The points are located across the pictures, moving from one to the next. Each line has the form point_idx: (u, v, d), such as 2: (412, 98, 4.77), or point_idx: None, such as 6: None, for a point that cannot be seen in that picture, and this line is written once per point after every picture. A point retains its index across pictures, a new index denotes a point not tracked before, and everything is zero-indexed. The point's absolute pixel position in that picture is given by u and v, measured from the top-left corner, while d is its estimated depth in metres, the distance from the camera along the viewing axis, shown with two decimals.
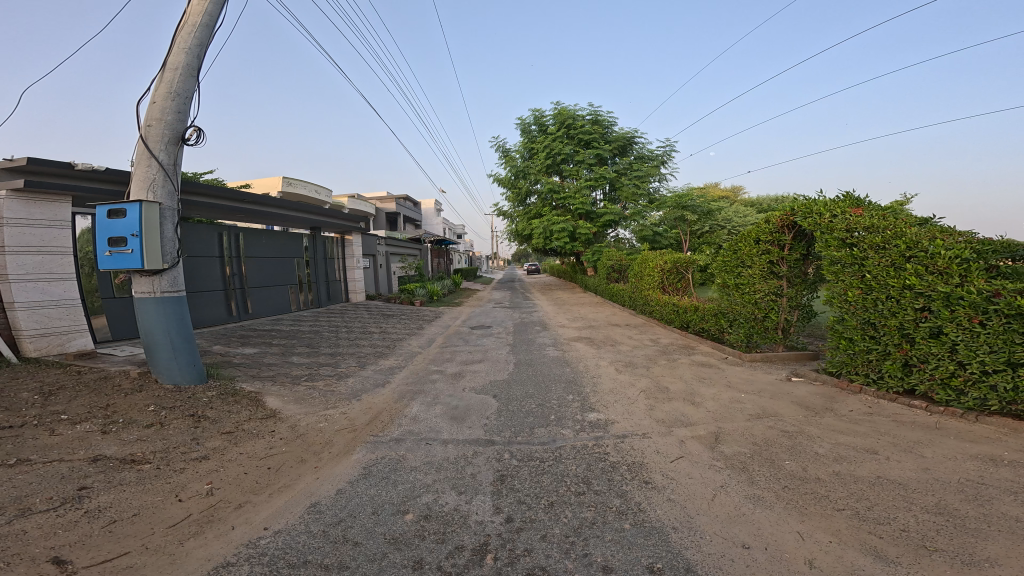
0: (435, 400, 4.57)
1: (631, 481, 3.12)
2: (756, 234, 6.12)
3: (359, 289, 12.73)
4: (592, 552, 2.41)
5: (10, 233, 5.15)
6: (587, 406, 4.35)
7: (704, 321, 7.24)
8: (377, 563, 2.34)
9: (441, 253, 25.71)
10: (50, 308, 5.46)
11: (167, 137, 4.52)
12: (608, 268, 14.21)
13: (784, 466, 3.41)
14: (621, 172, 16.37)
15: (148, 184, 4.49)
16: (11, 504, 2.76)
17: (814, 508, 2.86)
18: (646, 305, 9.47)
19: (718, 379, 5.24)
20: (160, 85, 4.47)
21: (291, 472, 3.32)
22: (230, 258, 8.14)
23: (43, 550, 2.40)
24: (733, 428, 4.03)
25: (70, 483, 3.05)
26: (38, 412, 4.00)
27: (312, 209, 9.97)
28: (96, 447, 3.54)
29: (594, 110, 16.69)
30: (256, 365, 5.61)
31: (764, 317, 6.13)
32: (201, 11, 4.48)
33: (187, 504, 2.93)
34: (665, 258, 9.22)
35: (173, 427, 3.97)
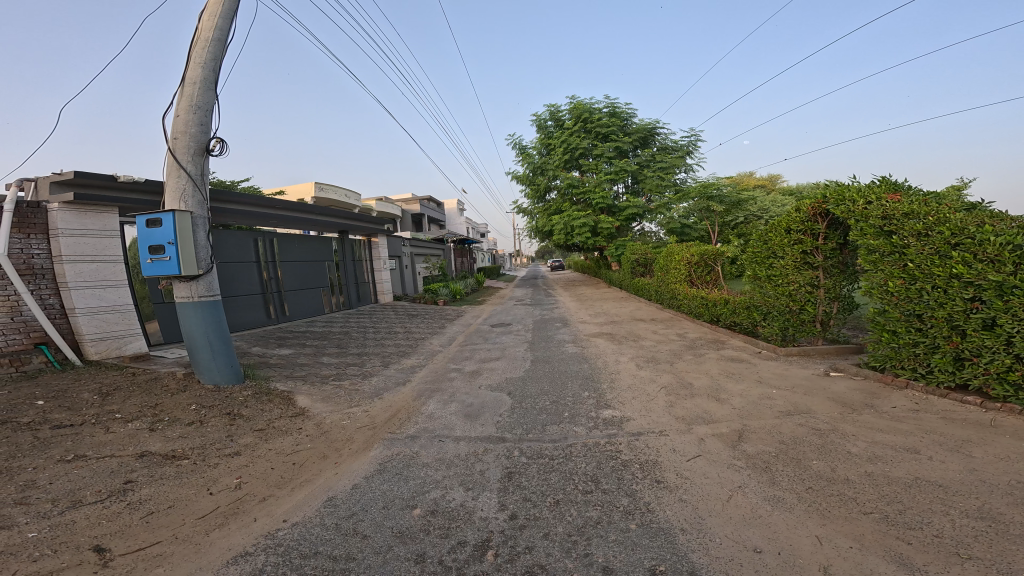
0: (451, 398, 4.62)
1: (643, 480, 3.05)
2: (787, 223, 5.91)
3: (386, 290, 12.97)
4: (593, 552, 2.38)
5: (65, 243, 5.54)
6: (602, 402, 4.29)
7: (735, 314, 6.99)
8: (382, 556, 2.38)
9: (464, 254, 26.00)
10: (107, 313, 5.86)
11: (193, 148, 4.76)
12: (632, 262, 13.94)
13: (811, 466, 3.25)
14: (643, 164, 16.07)
15: (180, 195, 4.74)
16: (64, 497, 2.98)
17: (838, 511, 2.72)
18: (674, 299, 9.24)
19: (747, 375, 5.04)
20: (181, 99, 4.71)
21: (313, 468, 3.43)
22: (267, 263, 8.49)
23: (88, 539, 2.58)
24: (760, 425, 3.88)
25: (117, 477, 3.26)
26: (96, 411, 4.30)
27: (340, 213, 10.27)
28: (143, 443, 3.78)
29: (610, 101, 16.42)
30: (290, 365, 5.83)
31: (800, 310, 5.87)
32: (213, 26, 4.70)
33: (216, 497, 3.08)
34: (692, 250, 8.99)
35: (212, 424, 4.18)
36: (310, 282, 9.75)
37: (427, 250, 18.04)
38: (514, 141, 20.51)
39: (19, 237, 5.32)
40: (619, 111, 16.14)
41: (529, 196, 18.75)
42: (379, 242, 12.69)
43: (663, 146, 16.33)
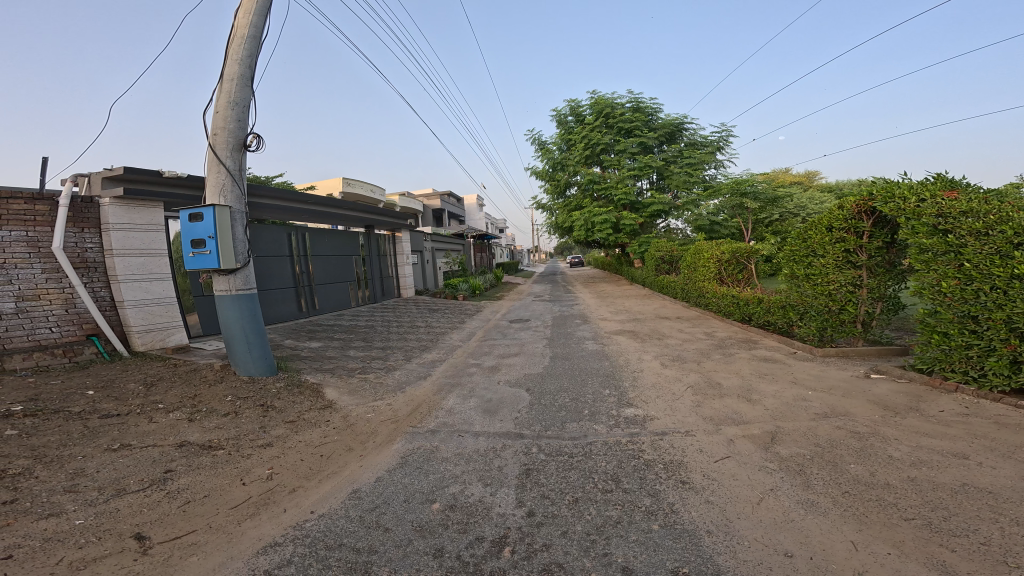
0: (470, 393, 4.61)
1: (667, 480, 2.97)
2: (828, 221, 5.68)
3: (409, 285, 13.15)
4: (613, 552, 2.31)
5: (115, 237, 5.78)
6: (624, 401, 4.20)
7: (769, 314, 6.75)
8: (402, 549, 2.34)
9: (483, 250, 26.12)
10: (153, 305, 6.09)
11: (232, 144, 4.90)
12: (657, 260, 13.67)
13: (848, 470, 3.10)
14: (670, 160, 15.79)
15: (220, 190, 4.89)
16: (109, 484, 2.99)
17: (876, 516, 2.57)
18: (702, 298, 9.01)
19: (781, 375, 4.85)
20: (220, 96, 4.86)
21: (339, 460, 3.42)
22: (300, 257, 8.70)
23: (129, 527, 2.58)
24: (794, 427, 3.73)
25: (158, 467, 3.28)
26: (140, 401, 4.40)
27: (368, 209, 10.48)
28: (182, 433, 3.83)
29: (634, 96, 16.18)
30: (319, 358, 5.93)
31: (840, 310, 5.63)
32: (248, 24, 4.83)
33: (249, 487, 3.08)
34: (724, 247, 8.66)
35: (245, 415, 4.25)
36: (338, 276, 9.96)
37: (447, 245, 18.17)
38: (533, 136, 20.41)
39: (74, 231, 5.57)
40: (643, 106, 15.90)
41: (547, 192, 18.67)
42: (402, 237, 12.91)
43: (692, 142, 16.01)
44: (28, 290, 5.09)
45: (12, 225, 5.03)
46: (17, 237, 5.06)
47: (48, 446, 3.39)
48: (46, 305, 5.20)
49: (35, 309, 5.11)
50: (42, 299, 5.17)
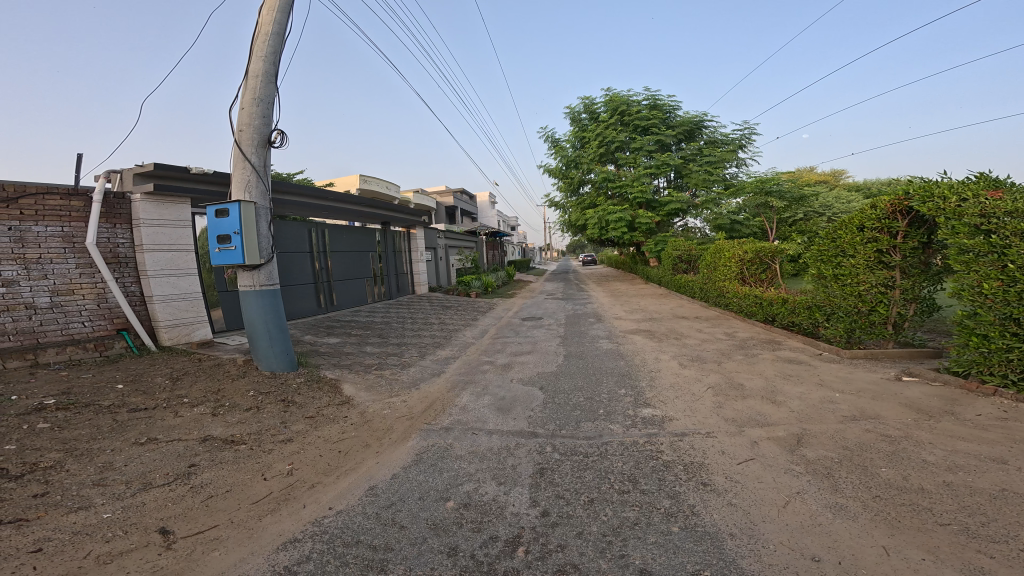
0: (484, 390, 4.58)
1: (687, 482, 2.88)
2: (860, 220, 5.48)
3: (423, 281, 13.22)
4: (630, 553, 2.25)
5: (146, 233, 5.83)
6: (641, 401, 4.11)
7: (794, 314, 6.57)
8: (417, 547, 2.29)
9: (496, 249, 26.15)
10: (179, 301, 6.14)
11: (257, 140, 4.97)
12: (674, 259, 13.45)
13: (879, 474, 2.97)
14: (689, 158, 15.59)
15: (245, 186, 4.96)
16: (136, 479, 2.94)
17: (909, 521, 2.45)
18: (723, 297, 8.84)
19: (807, 377, 4.70)
20: (245, 93, 4.94)
21: (357, 456, 3.34)
22: (319, 253, 8.80)
23: (155, 521, 2.51)
24: (821, 430, 3.60)
25: (183, 461, 3.22)
26: (166, 395, 4.39)
27: (384, 205, 10.55)
28: (206, 428, 3.77)
29: (651, 93, 15.96)
30: (337, 354, 5.96)
31: (871, 311, 5.45)
32: (272, 20, 4.90)
33: (270, 483, 2.99)
34: (747, 246, 8.44)
35: (267, 410, 4.20)
36: (355, 272, 10.04)
37: (460, 242, 18.17)
38: (546, 132, 20.18)
39: (107, 227, 5.66)
40: (660, 103, 15.71)
41: (561, 189, 18.53)
42: (417, 234, 12.96)
43: (712, 140, 15.67)
44: (62, 286, 5.21)
45: (48, 220, 5.16)
46: (53, 232, 5.18)
47: (79, 439, 3.39)
48: (79, 299, 5.32)
49: (69, 304, 5.24)
50: (75, 293, 5.29)
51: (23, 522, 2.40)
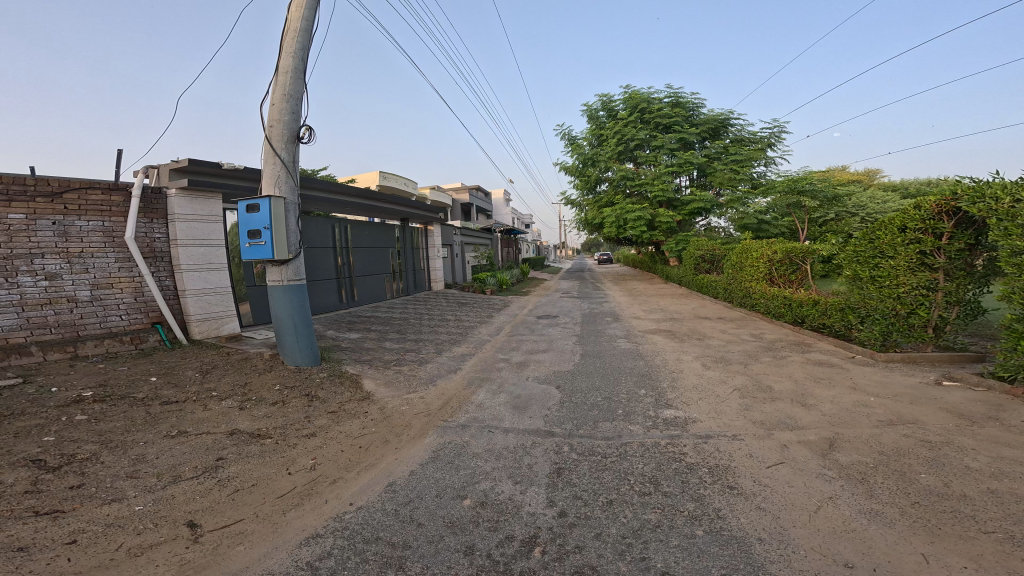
0: (500, 388, 4.54)
1: (712, 485, 2.78)
2: (902, 221, 5.20)
3: (439, 278, 13.31)
4: (651, 557, 2.17)
5: (180, 228, 5.93)
6: (662, 402, 4.00)
7: (826, 316, 6.35)
8: (434, 545, 2.24)
9: (511, 246, 26.15)
10: (211, 295, 6.22)
11: (286, 136, 5.03)
12: (695, 259, 13.17)
13: (918, 480, 2.82)
14: (712, 157, 15.37)
15: (275, 181, 5.02)
16: (166, 471, 2.95)
17: (950, 528, 2.31)
18: (750, 298, 8.62)
19: (839, 380, 4.52)
20: (276, 89, 5.01)
21: (377, 452, 3.32)
22: (342, 249, 8.90)
23: (183, 514, 2.51)
24: (855, 434, 3.44)
25: (210, 454, 3.22)
26: (196, 389, 4.42)
27: (402, 201, 10.66)
28: (233, 421, 3.77)
29: (673, 90, 15.71)
30: (358, 350, 5.98)
31: (910, 314, 5.22)
32: (300, 17, 5.00)
33: (294, 477, 2.97)
34: (776, 246, 8.16)
35: (292, 405, 4.20)
36: (375, 269, 10.12)
37: (476, 239, 18.18)
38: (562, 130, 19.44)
39: (144, 221, 5.76)
40: (683, 101, 15.48)
41: (576, 187, 18.31)
42: (434, 231, 13.03)
43: (739, 138, 15.49)
44: (102, 279, 5.31)
45: (90, 215, 5.27)
46: (94, 227, 5.28)
47: (114, 432, 3.43)
48: (118, 293, 5.43)
49: (108, 297, 5.35)
50: (114, 287, 5.40)
51: (59, 514, 2.41)
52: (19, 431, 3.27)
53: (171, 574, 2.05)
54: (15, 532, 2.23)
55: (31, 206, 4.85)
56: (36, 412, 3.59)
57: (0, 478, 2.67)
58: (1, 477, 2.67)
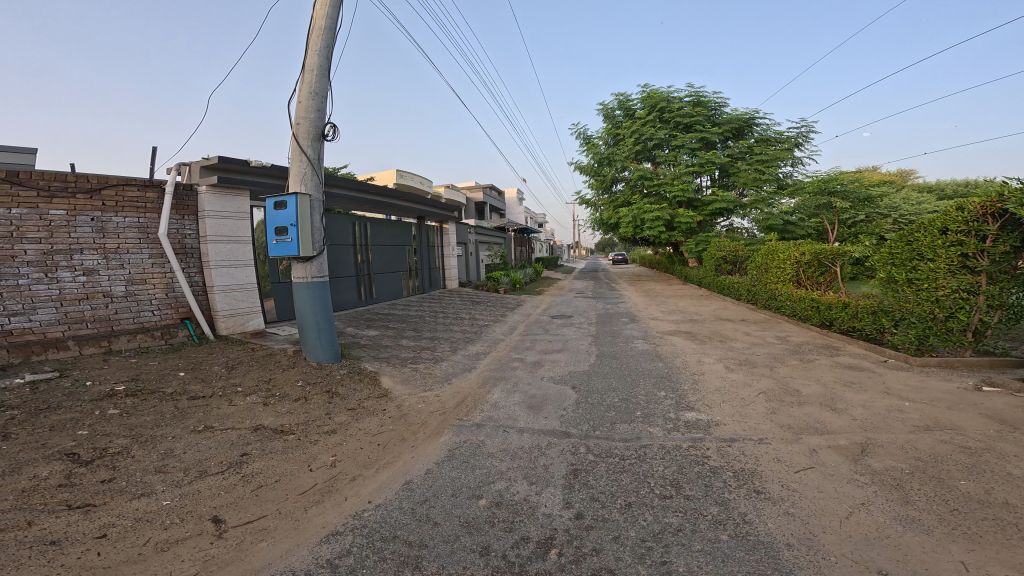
0: (515, 387, 4.50)
1: (738, 489, 2.69)
2: (943, 222, 4.98)
3: (453, 276, 13.37)
4: (672, 561, 2.10)
5: (210, 224, 6.04)
6: (683, 404, 3.91)
7: (857, 319, 6.15)
8: (450, 545, 2.21)
9: (524, 245, 26.18)
10: (237, 291, 6.32)
11: (312, 133, 5.07)
12: (715, 260, 12.90)
13: (957, 487, 2.68)
14: (736, 157, 15.11)
15: (301, 178, 5.07)
16: (193, 466, 2.98)
17: (993, 536, 2.19)
18: (775, 300, 8.41)
19: (871, 385, 4.35)
20: (302, 87, 5.05)
21: (394, 449, 3.30)
22: (361, 246, 8.98)
23: (208, 509, 2.52)
24: (889, 440, 3.30)
25: (235, 449, 3.24)
26: (222, 384, 4.48)
27: (419, 200, 10.70)
28: (257, 417, 3.80)
29: (694, 89, 15.49)
30: (376, 347, 6.01)
31: (948, 318, 5.02)
32: (324, 14, 5.03)
33: (315, 474, 2.97)
34: (804, 247, 7.94)
35: (314, 401, 4.21)
36: (392, 266, 10.20)
37: (489, 237, 18.18)
38: (579, 133, 18.89)
39: (175, 218, 5.87)
40: (704, 100, 15.25)
41: (591, 187, 18.19)
42: (450, 229, 13.08)
43: (764, 137, 15.22)
44: (137, 274, 5.45)
45: (127, 211, 5.40)
46: (130, 223, 5.42)
47: (144, 426, 3.49)
48: (151, 289, 5.56)
49: (142, 293, 5.48)
50: (147, 283, 5.53)
51: (91, 508, 2.44)
52: (55, 424, 3.35)
53: (197, 570, 2.06)
54: (48, 525, 2.26)
55: (72, 203, 4.99)
56: (71, 406, 3.67)
57: (35, 471, 2.73)
58: (36, 471, 2.73)
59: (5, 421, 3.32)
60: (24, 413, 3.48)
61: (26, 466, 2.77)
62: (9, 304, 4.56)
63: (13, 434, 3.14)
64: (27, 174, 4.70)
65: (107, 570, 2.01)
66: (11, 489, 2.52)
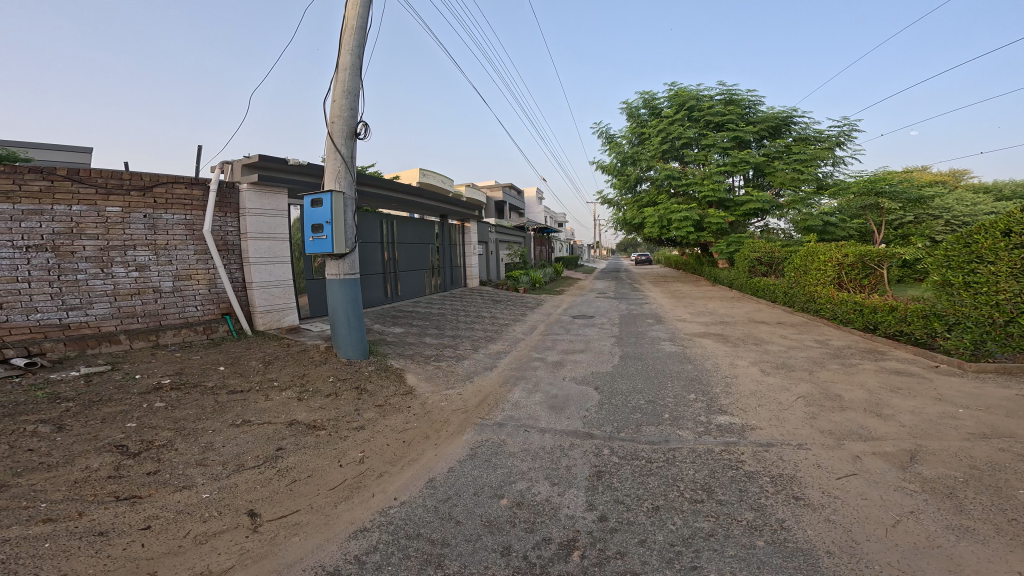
0: (536, 387, 4.46)
1: (775, 495, 2.57)
2: (1006, 223, 4.68)
3: (474, 274, 13.46)
4: (702, 566, 2.01)
5: (251, 221, 6.26)
6: (715, 407, 3.78)
7: (905, 323, 5.84)
8: (471, 544, 2.18)
9: (544, 244, 26.18)
10: (275, 288, 6.52)
11: (345, 131, 5.20)
12: (749, 261, 12.49)
13: (1017, 496, 2.48)
14: (772, 156, 14.68)
15: (335, 176, 5.19)
16: (231, 459, 3.06)
17: None
18: (814, 303, 8.08)
19: (920, 391, 4.10)
20: (335, 86, 5.19)
21: (418, 447, 3.31)
22: (388, 244, 9.16)
23: (244, 503, 2.58)
24: (941, 447, 3.10)
25: (271, 444, 3.32)
26: (259, 378, 4.62)
27: (441, 198, 10.89)
28: (292, 412, 3.88)
29: (726, 87, 15.19)
30: (401, 344, 6.07)
31: (1008, 323, 4.72)
32: (355, 14, 5.19)
33: (345, 469, 3.00)
34: (846, 249, 7.61)
35: (344, 397, 4.27)
36: (416, 264, 10.36)
37: (509, 237, 18.25)
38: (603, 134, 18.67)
39: (219, 216, 6.10)
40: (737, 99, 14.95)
41: (615, 187, 18.01)
42: (471, 228, 13.23)
43: (803, 136, 14.77)
44: (183, 270, 5.69)
45: (175, 209, 5.64)
46: (178, 220, 5.65)
47: (187, 419, 3.62)
48: (195, 285, 5.79)
49: (187, 289, 5.72)
50: (192, 279, 5.76)
51: (137, 500, 2.53)
52: (106, 417, 3.52)
53: (233, 563, 2.10)
54: (97, 516, 2.35)
55: (127, 200, 5.23)
56: (122, 399, 3.85)
57: (87, 462, 2.86)
58: (88, 462, 2.86)
59: (61, 413, 3.50)
60: (78, 405, 3.67)
61: (78, 457, 2.91)
62: (68, 298, 4.79)
63: (67, 426, 3.30)
64: (87, 172, 4.94)
65: (150, 561, 2.07)
66: (64, 480, 2.64)
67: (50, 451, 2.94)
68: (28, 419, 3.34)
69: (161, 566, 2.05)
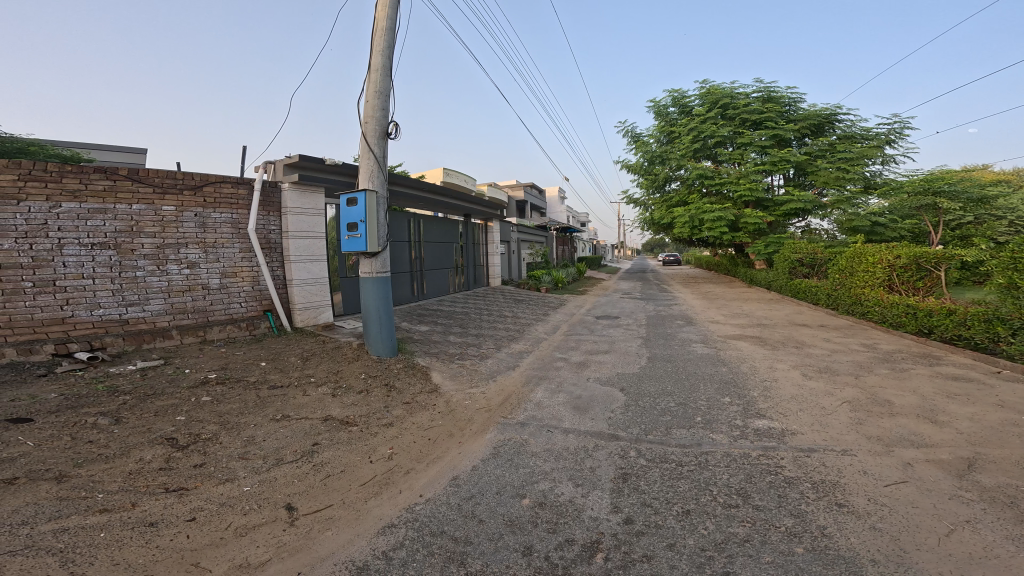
0: (559, 387, 4.42)
1: (817, 502, 2.44)
2: None
3: (496, 274, 13.56)
4: (734, 572, 1.93)
5: (291, 221, 6.51)
6: (751, 411, 3.64)
7: (963, 327, 5.49)
8: (494, 543, 2.17)
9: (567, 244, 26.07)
10: (313, 285, 6.76)
11: (378, 131, 5.36)
12: (789, 262, 11.99)
13: None
14: (816, 155, 14.11)
15: (369, 175, 5.34)
16: (271, 454, 3.16)
17: None
18: (862, 306, 7.72)
19: (979, 397, 3.82)
20: (368, 87, 5.37)
21: (443, 445, 3.32)
22: (416, 242, 9.38)
23: (282, 497, 2.66)
24: (1002, 454, 2.87)
25: (308, 439, 3.41)
26: (297, 374, 4.77)
27: (466, 198, 11.08)
28: (327, 409, 3.97)
29: (763, 84, 14.83)
30: (427, 342, 6.13)
31: None
32: (384, 16, 5.38)
33: (375, 466, 3.05)
34: (898, 249, 7.22)
35: (375, 394, 4.35)
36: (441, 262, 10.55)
37: (531, 236, 18.27)
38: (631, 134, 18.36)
39: (262, 215, 6.37)
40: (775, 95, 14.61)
41: (641, 188, 17.78)
42: (494, 228, 13.37)
43: (849, 134, 14.21)
44: (229, 268, 5.97)
45: (222, 207, 5.93)
46: (225, 219, 5.95)
47: (231, 413, 3.77)
48: (240, 282, 6.06)
49: (232, 286, 5.99)
50: (237, 277, 6.04)
51: (184, 492, 2.65)
52: (159, 410, 3.71)
53: (270, 555, 2.15)
54: (148, 507, 2.47)
55: (180, 200, 5.54)
56: (172, 392, 4.05)
57: (141, 454, 3.02)
58: (141, 454, 3.02)
59: (118, 406, 3.71)
60: (134, 398, 3.88)
61: (133, 449, 3.07)
62: (128, 295, 5.10)
63: (123, 419, 3.50)
64: (145, 172, 5.28)
65: (193, 552, 2.16)
66: (120, 471, 2.79)
67: (108, 442, 3.12)
68: (88, 411, 3.55)
69: (203, 557, 2.12)
